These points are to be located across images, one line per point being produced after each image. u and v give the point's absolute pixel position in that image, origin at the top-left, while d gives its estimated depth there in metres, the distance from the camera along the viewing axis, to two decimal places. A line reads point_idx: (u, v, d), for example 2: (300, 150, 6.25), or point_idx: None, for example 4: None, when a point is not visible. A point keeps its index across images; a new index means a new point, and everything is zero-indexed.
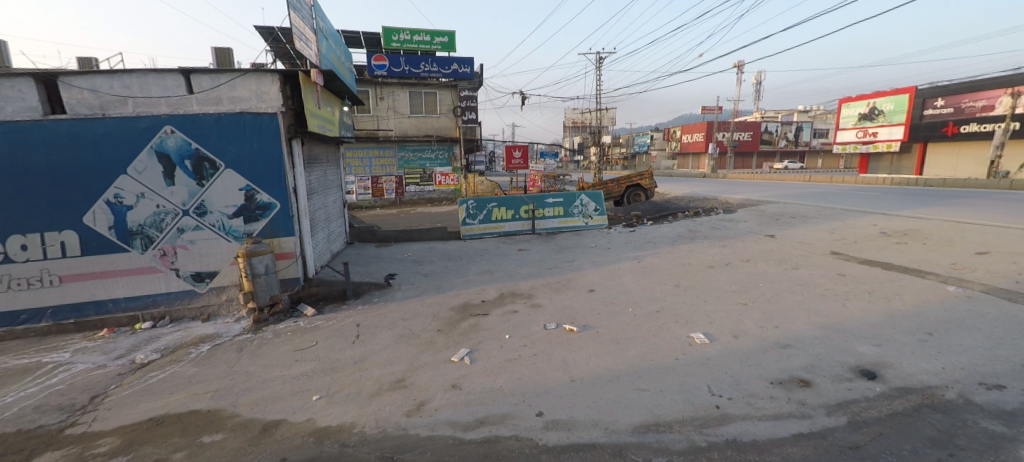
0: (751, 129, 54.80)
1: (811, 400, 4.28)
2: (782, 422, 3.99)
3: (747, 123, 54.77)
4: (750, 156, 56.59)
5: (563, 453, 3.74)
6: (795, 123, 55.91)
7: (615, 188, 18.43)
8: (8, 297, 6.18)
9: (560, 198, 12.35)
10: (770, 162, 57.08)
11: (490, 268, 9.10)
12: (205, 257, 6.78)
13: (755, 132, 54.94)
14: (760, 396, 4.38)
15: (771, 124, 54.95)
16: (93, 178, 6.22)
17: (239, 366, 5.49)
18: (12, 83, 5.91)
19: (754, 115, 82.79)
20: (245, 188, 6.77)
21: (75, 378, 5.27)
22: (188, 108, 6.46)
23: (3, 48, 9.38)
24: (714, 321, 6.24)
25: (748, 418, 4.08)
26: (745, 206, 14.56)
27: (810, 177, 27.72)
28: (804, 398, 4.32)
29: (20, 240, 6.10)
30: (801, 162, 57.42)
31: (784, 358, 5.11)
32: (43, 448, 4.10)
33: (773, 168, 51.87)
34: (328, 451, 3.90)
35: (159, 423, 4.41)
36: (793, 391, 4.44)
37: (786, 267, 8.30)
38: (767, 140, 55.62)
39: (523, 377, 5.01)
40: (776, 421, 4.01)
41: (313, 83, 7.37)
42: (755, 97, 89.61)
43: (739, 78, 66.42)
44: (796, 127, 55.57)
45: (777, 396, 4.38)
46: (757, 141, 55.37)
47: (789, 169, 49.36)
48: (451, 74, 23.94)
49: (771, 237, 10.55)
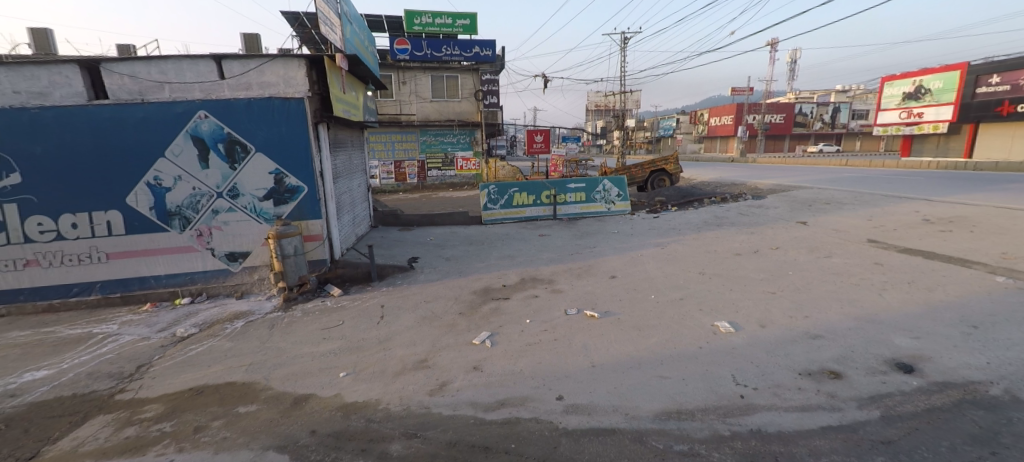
0: (784, 111, 52.49)
1: (842, 393, 4.14)
2: (810, 414, 3.88)
3: (781, 105, 52.39)
4: (784, 139, 54.25)
5: (583, 436, 3.77)
6: (833, 104, 53.03)
7: (638, 173, 18.06)
8: (62, 271, 6.67)
9: (582, 183, 12.24)
10: (805, 145, 54.64)
11: (512, 253, 9.15)
12: (237, 237, 7.10)
13: (788, 114, 52.59)
14: (787, 387, 4.27)
15: (806, 106, 52.44)
16: (135, 161, 6.58)
17: (271, 342, 5.77)
18: (60, 69, 6.28)
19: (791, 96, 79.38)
20: (274, 171, 7.01)
21: (123, 348, 5.68)
22: (220, 93, 6.75)
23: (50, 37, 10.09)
24: (740, 311, 6.08)
25: (774, 409, 3.98)
26: (775, 192, 14.04)
27: (846, 161, 26.32)
28: (834, 391, 4.19)
29: (71, 218, 6.56)
30: (839, 145, 54.69)
31: (814, 349, 4.95)
32: (97, 412, 4.45)
33: (807, 151, 49.66)
34: (355, 425, 4.07)
35: (200, 393, 4.71)
36: (823, 383, 4.31)
37: (818, 256, 7.98)
38: (802, 122, 53.09)
39: (544, 361, 5.06)
40: (803, 413, 3.91)
41: (338, 68, 7.52)
42: (791, 77, 85.94)
43: (773, 57, 63.38)
44: (833, 107, 52.68)
45: (805, 387, 4.26)
46: (791, 124, 52.95)
47: (826, 152, 47.13)
48: (473, 57, 23.85)
49: (802, 224, 10.15)
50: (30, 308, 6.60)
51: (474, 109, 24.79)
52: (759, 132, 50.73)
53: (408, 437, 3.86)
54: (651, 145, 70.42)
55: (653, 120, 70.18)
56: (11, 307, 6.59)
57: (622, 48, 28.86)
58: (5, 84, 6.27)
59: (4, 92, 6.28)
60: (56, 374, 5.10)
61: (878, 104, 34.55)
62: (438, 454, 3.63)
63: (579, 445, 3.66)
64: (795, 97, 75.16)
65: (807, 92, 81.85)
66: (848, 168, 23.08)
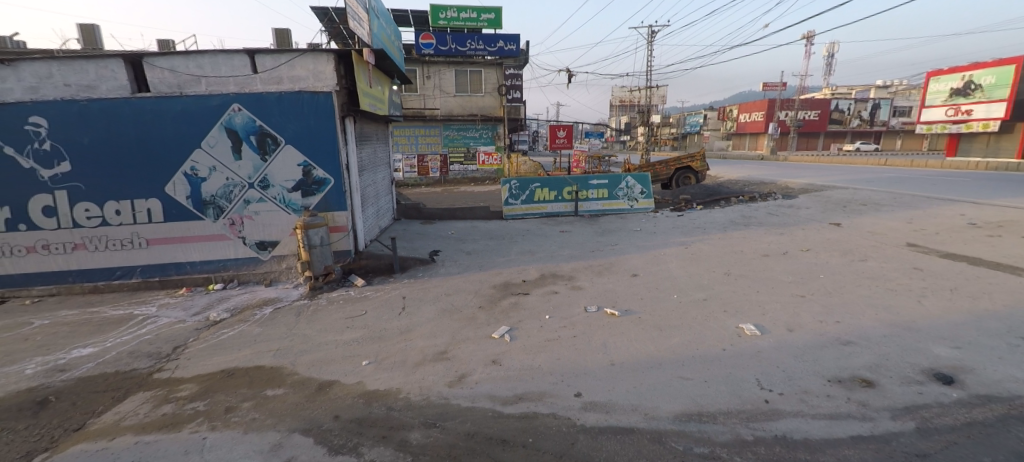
0: (820, 107, 50.28)
1: (874, 402, 3.97)
2: (838, 423, 3.75)
3: (816, 101, 50.17)
4: (819, 136, 52.08)
5: (600, 434, 3.77)
6: (873, 100, 50.49)
7: (662, 170, 17.71)
8: (106, 255, 7.06)
9: (605, 180, 12.09)
10: (841, 143, 52.35)
11: (532, 249, 9.16)
12: (267, 227, 7.36)
13: (823, 111, 50.39)
14: (815, 394, 4.14)
15: (844, 102, 50.16)
16: (174, 151, 6.90)
17: (298, 328, 5.98)
18: (107, 64, 6.59)
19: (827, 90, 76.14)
20: (303, 164, 7.23)
21: (161, 329, 6.00)
22: (253, 86, 6.94)
23: (94, 35, 10.93)
24: (767, 314, 5.90)
25: (800, 415, 3.87)
26: (807, 192, 13.52)
27: (885, 160, 24.93)
28: (865, 400, 4.02)
29: (115, 205, 6.94)
30: (878, 143, 52.17)
31: (845, 356, 4.76)
32: (137, 389, 4.73)
33: (843, 149, 47.55)
34: (376, 412, 4.18)
35: (230, 375, 4.93)
36: (853, 391, 4.15)
37: (852, 259, 7.65)
38: (838, 119, 50.85)
39: (562, 357, 5.05)
40: (832, 421, 3.77)
41: (364, 62, 7.66)
42: (828, 71, 82.57)
43: (809, 51, 60.97)
44: (873, 104, 50.19)
45: (834, 395, 4.11)
46: (827, 121, 50.75)
47: (864, 151, 44.98)
48: (496, 52, 23.80)
49: (836, 225, 9.74)
50: (78, 288, 7.06)
51: (498, 104, 24.79)
52: (792, 129, 48.87)
53: (428, 427, 3.94)
54: (677, 142, 68.83)
55: (680, 116, 68.55)
56: (60, 287, 7.05)
57: (649, 41, 28.25)
58: (55, 76, 6.55)
59: (53, 84, 6.57)
60: (101, 352, 5.45)
61: (923, 101, 32.76)
62: (456, 445, 3.69)
63: (596, 443, 3.66)
64: (832, 93, 72.18)
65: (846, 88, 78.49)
66: (883, 168, 22.05)
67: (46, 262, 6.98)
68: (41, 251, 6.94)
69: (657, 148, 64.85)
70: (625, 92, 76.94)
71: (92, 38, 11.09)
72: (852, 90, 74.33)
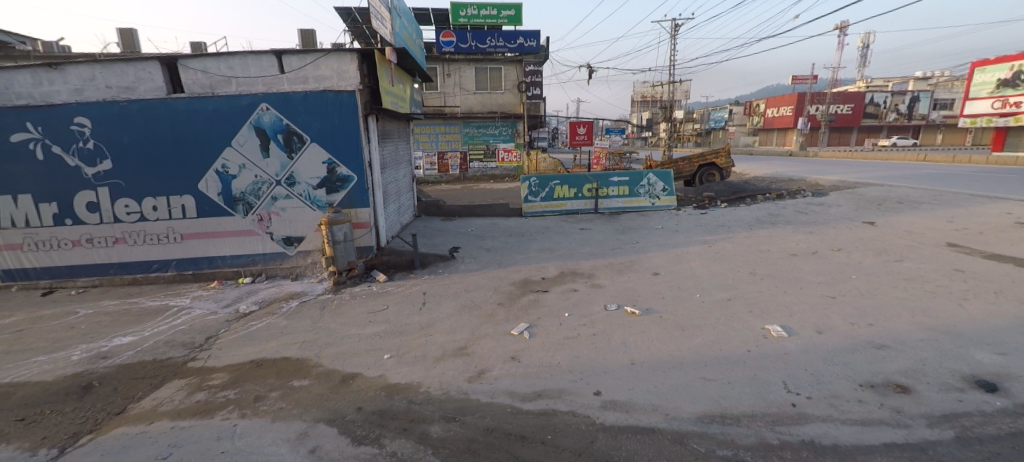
0: (854, 101, 48.26)
1: (908, 409, 3.81)
2: (870, 429, 3.61)
3: (850, 94, 48.14)
4: (853, 131, 49.94)
5: (620, 433, 3.74)
6: (912, 93, 48.05)
7: (685, 167, 17.34)
8: (143, 249, 7.42)
9: (626, 177, 11.94)
10: (877, 138, 50.06)
11: (551, 246, 9.14)
12: (293, 223, 7.57)
13: (857, 104, 48.34)
14: (845, 398, 3.99)
15: (880, 95, 47.98)
16: (206, 150, 7.18)
17: (323, 322, 6.14)
18: (145, 66, 6.88)
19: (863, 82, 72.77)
20: (327, 161, 7.41)
21: (194, 320, 6.27)
22: (280, 86, 7.15)
23: (132, 38, 11.59)
24: (794, 314, 5.72)
25: (829, 420, 3.74)
26: (838, 189, 13.03)
27: (922, 156, 23.70)
28: (900, 406, 3.85)
29: (152, 201, 7.28)
30: (917, 138, 49.66)
31: (878, 360, 4.57)
32: (173, 376, 4.96)
33: (878, 145, 45.48)
34: (397, 405, 4.26)
35: (259, 365, 5.12)
36: (887, 397, 3.99)
37: (887, 259, 7.32)
38: (874, 112, 48.66)
39: (582, 355, 5.04)
40: (863, 427, 3.64)
41: (387, 61, 7.78)
42: (862, 62, 79.41)
43: (842, 42, 58.45)
44: (912, 96, 47.83)
45: (866, 400, 3.96)
46: (861, 115, 48.66)
47: (901, 146, 42.91)
48: (516, 49, 23.87)
49: (870, 224, 9.34)
50: (119, 280, 7.46)
51: (519, 101, 24.73)
52: (823, 124, 47.06)
53: (447, 421, 3.99)
54: (701, 138, 67.32)
55: (705, 111, 66.87)
56: (103, 278, 7.46)
57: (672, 35, 27.66)
58: (97, 79, 6.89)
59: (96, 86, 6.92)
60: (140, 341, 5.74)
61: (967, 93, 31.00)
62: (476, 439, 3.73)
63: (616, 442, 3.63)
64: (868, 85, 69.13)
65: (881, 80, 74.69)
66: (916, 164, 21.07)
67: (89, 255, 7.37)
68: (85, 244, 7.33)
69: (680, 145, 63.59)
70: (647, 88, 75.47)
71: (131, 41, 11.74)
72: (889, 82, 70.85)
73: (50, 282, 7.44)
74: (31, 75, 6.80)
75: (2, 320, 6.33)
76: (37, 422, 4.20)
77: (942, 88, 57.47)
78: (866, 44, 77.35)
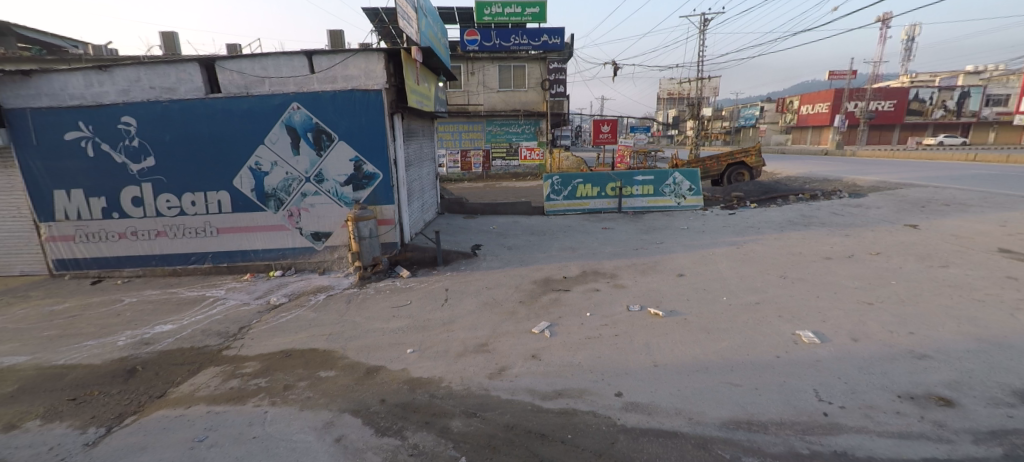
0: (896, 97, 45.72)
1: (953, 423, 3.60)
2: (909, 443, 3.43)
3: (893, 90, 45.59)
4: (895, 129, 47.29)
5: (641, 435, 3.69)
6: (962, 88, 45.06)
7: (713, 166, 16.83)
8: (182, 242, 7.80)
9: (650, 176, 11.72)
10: (922, 136, 47.23)
11: (573, 245, 9.08)
12: (321, 218, 7.79)
13: (901, 100, 45.75)
14: (882, 409, 3.81)
15: (926, 90, 45.26)
16: (241, 147, 7.47)
17: (348, 315, 6.31)
18: (185, 67, 7.23)
19: (907, 77, 68.91)
20: (354, 159, 7.59)
21: (229, 310, 6.57)
22: (310, 86, 7.35)
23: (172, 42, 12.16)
24: (827, 321, 5.48)
25: (863, 431, 3.58)
26: (878, 190, 12.38)
27: (970, 156, 22.19)
28: (942, 420, 3.65)
29: (191, 197, 7.64)
30: (967, 136, 46.60)
31: (919, 371, 4.33)
32: (209, 363, 5.21)
33: (922, 143, 42.94)
34: (420, 399, 4.34)
35: (289, 356, 5.31)
36: (928, 410, 3.78)
37: (931, 265, 6.92)
38: (918, 109, 45.94)
39: (603, 355, 4.99)
40: (901, 440, 3.46)
41: (413, 60, 7.87)
42: (906, 56, 75.30)
43: (884, 35, 55.40)
44: (962, 92, 44.89)
45: (905, 412, 3.76)
46: (904, 112, 46.11)
47: (949, 145, 40.32)
48: (540, 46, 23.74)
49: (913, 227, 8.84)
50: (160, 271, 7.88)
51: (542, 99, 24.58)
52: (863, 121, 44.76)
53: (468, 416, 4.04)
54: (730, 135, 65.35)
55: (735, 107, 64.75)
56: (146, 269, 7.91)
57: (701, 30, 26.88)
58: (142, 80, 7.27)
59: (141, 87, 7.30)
60: (178, 329, 6.05)
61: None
62: (496, 435, 3.76)
63: (637, 444, 3.58)
64: (912, 80, 65.46)
65: (928, 75, 70.44)
66: (960, 164, 19.86)
67: (133, 246, 7.81)
68: (130, 237, 7.78)
69: (708, 143, 61.83)
70: (674, 84, 73.48)
71: (170, 44, 12.33)
72: (937, 76, 66.78)
73: (99, 272, 7.93)
74: (83, 76, 7.23)
75: (57, 306, 6.81)
76: (87, 402, 4.49)
77: (995, 82, 53.73)
78: (911, 36, 73.11)
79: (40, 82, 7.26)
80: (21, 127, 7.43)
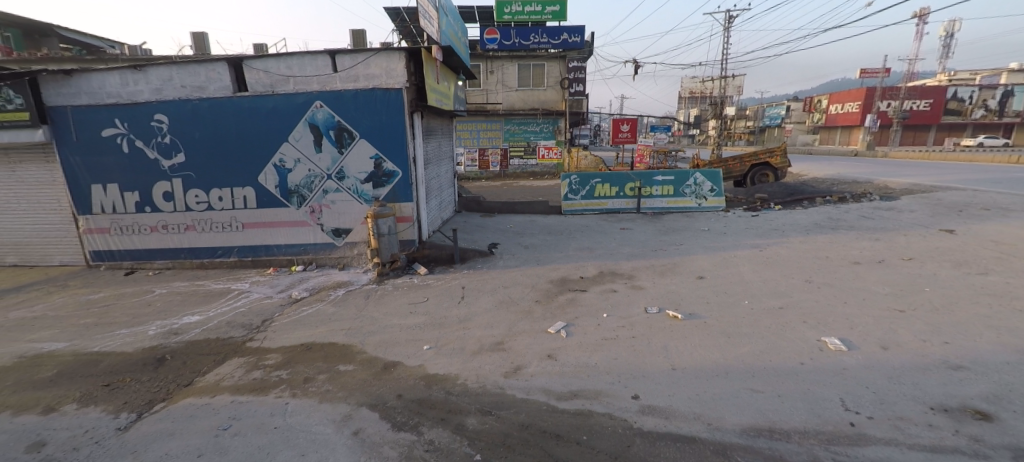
0: (932, 96, 43.80)
1: (991, 438, 3.42)
2: (942, 457, 3.28)
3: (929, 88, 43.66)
4: (931, 130, 45.25)
5: (659, 439, 3.63)
6: (1004, 87, 42.81)
7: (736, 166, 16.44)
8: (210, 236, 8.07)
9: (670, 176, 11.52)
10: (960, 137, 45.06)
11: (591, 245, 9.00)
12: (342, 215, 7.94)
13: (937, 99, 43.78)
14: (914, 421, 3.65)
15: (965, 89, 43.19)
16: (266, 145, 7.67)
17: (367, 311, 6.41)
18: (215, 67, 7.46)
19: (944, 76, 65.99)
20: (375, 157, 7.70)
21: (253, 303, 6.76)
22: (333, 85, 7.49)
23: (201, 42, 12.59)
24: (855, 328, 5.28)
25: (893, 444, 3.43)
26: (911, 193, 11.87)
27: (1010, 158, 21.06)
28: (979, 434, 3.47)
29: (219, 192, 7.89)
30: (1009, 138, 44.26)
31: (954, 382, 4.13)
32: (233, 354, 5.37)
33: (960, 144, 40.97)
34: (436, 395, 4.37)
35: (309, 349, 5.43)
36: (964, 423, 3.60)
37: (968, 272, 6.59)
38: (957, 109, 43.85)
39: (620, 357, 4.94)
40: (934, 454, 3.31)
41: (433, 59, 7.95)
42: (943, 53, 72.29)
43: (921, 32, 53.10)
44: (1005, 91, 42.63)
45: (939, 425, 3.59)
46: (941, 111, 44.05)
47: (989, 147, 38.34)
48: (560, 45, 23.48)
49: (949, 232, 8.45)
50: (189, 264, 8.17)
51: (562, 98, 24.47)
52: (896, 121, 42.96)
53: (483, 414, 4.05)
54: (754, 135, 63.70)
55: (760, 106, 63.10)
56: (176, 262, 8.21)
57: (726, 27, 26.26)
58: (174, 79, 7.54)
59: (173, 86, 7.57)
60: (205, 320, 6.26)
61: None
62: (510, 434, 3.76)
63: (654, 448, 3.53)
64: (950, 79, 62.65)
65: (967, 73, 67.25)
66: (999, 167, 18.87)
67: (164, 240, 8.12)
68: (161, 230, 8.08)
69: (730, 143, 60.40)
70: (696, 83, 72.18)
71: (201, 44, 12.77)
72: (978, 74, 63.60)
73: (132, 263, 8.27)
74: (120, 76, 7.54)
75: (94, 295, 7.13)
76: (120, 388, 4.69)
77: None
78: (950, 31, 69.83)
79: (80, 81, 7.61)
80: (62, 124, 7.79)
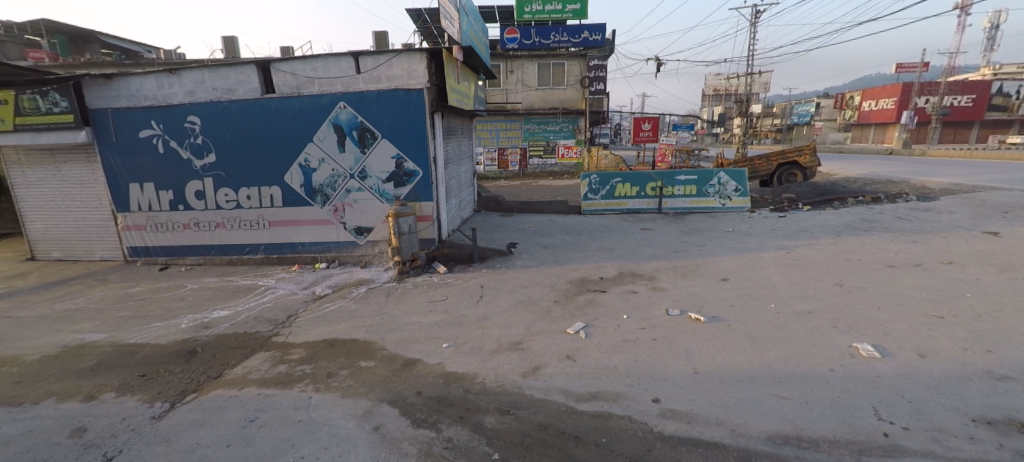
0: (976, 90, 41.55)
1: None
2: None
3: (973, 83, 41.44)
4: (974, 127, 42.96)
5: (680, 444, 3.55)
6: None
7: (763, 165, 15.96)
8: (238, 233, 8.34)
9: (693, 176, 11.28)
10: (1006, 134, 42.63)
11: (611, 245, 8.89)
12: (364, 214, 8.08)
13: (982, 94, 41.53)
14: (954, 434, 3.46)
15: (1012, 83, 40.81)
16: (291, 145, 7.88)
17: (387, 308, 6.51)
18: (244, 70, 7.71)
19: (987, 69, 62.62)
20: (396, 157, 7.81)
21: (278, 299, 6.95)
22: (357, 86, 7.64)
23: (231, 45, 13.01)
24: (889, 334, 5.05)
25: (930, 456, 3.27)
26: (951, 193, 11.28)
27: None
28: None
29: (247, 191, 8.15)
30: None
31: (999, 394, 3.90)
32: (259, 348, 5.53)
33: (1006, 142, 38.74)
34: (454, 393, 4.39)
35: (331, 344, 5.55)
36: (1008, 437, 3.39)
37: (1015, 277, 6.22)
38: (1003, 104, 41.47)
39: (640, 359, 4.86)
40: None
41: (454, 59, 8.01)
42: (987, 46, 68.61)
43: (963, 23, 50.44)
44: None
45: (980, 438, 3.40)
46: (986, 107, 41.74)
47: None
48: (581, 43, 23.13)
49: (993, 234, 8.00)
50: (219, 260, 8.47)
51: (582, 97, 24.34)
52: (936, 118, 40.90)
53: (502, 413, 4.05)
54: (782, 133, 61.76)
55: (789, 104, 61.12)
56: (206, 258, 8.51)
57: (753, 22, 25.53)
58: (206, 82, 7.82)
59: (205, 89, 7.85)
60: (233, 315, 6.47)
61: None
62: (528, 434, 3.74)
63: (674, 453, 3.46)
64: (994, 72, 59.45)
65: (1014, 66, 63.63)
66: None
67: (196, 237, 8.43)
68: (193, 227, 8.40)
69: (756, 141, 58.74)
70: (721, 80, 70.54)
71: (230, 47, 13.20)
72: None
73: (166, 259, 8.63)
74: (156, 79, 7.87)
75: (131, 289, 7.46)
76: (154, 379, 4.90)
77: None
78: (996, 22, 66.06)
79: (120, 85, 7.98)
80: (103, 125, 8.19)
